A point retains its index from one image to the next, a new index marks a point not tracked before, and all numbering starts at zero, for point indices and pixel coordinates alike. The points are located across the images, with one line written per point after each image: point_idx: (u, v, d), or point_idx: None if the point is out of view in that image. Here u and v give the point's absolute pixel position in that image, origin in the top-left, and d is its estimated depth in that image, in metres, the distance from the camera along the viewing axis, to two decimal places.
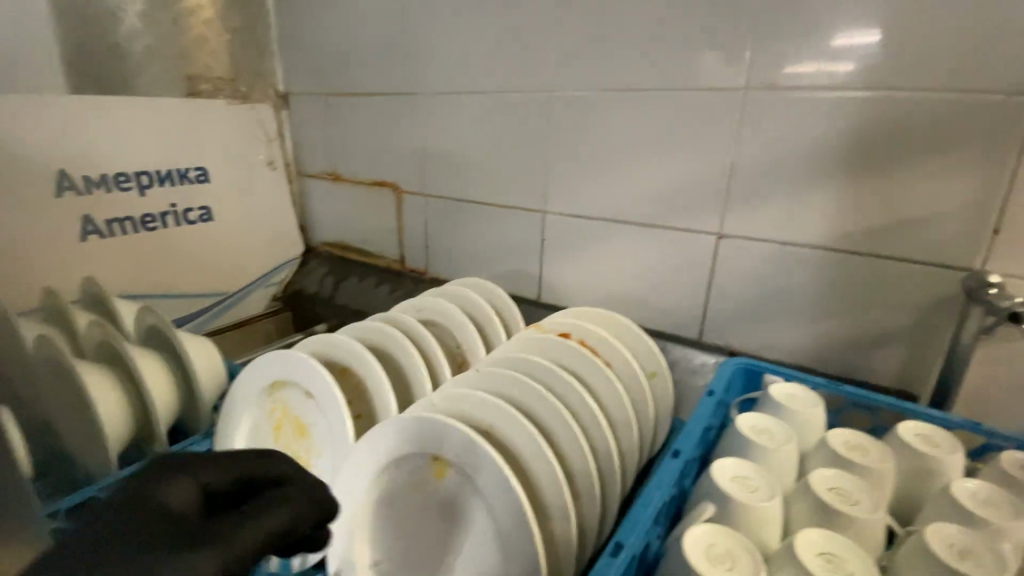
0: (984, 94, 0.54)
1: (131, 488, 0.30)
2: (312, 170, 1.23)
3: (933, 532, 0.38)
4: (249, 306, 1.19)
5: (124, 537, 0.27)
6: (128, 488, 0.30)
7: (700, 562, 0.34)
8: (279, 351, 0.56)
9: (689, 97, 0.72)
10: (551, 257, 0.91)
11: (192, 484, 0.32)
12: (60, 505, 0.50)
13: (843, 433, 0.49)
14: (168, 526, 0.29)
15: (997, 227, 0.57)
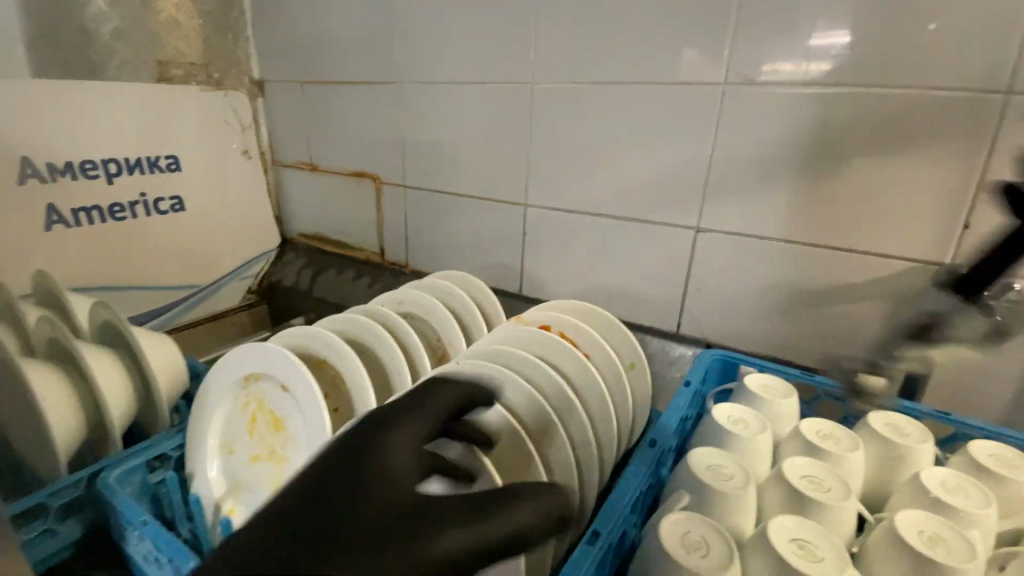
0: (955, 92, 0.56)
1: (355, 445, 0.31)
2: (288, 160, 1.20)
3: (902, 520, 0.39)
4: (224, 298, 1.16)
5: (358, 515, 0.28)
6: (353, 445, 0.31)
7: (676, 550, 0.35)
8: (251, 343, 0.54)
9: (669, 91, 0.72)
10: (531, 250, 0.91)
11: (406, 446, 0.32)
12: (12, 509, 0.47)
13: (815, 423, 0.50)
14: (391, 505, 0.29)
15: (967, 222, 0.58)
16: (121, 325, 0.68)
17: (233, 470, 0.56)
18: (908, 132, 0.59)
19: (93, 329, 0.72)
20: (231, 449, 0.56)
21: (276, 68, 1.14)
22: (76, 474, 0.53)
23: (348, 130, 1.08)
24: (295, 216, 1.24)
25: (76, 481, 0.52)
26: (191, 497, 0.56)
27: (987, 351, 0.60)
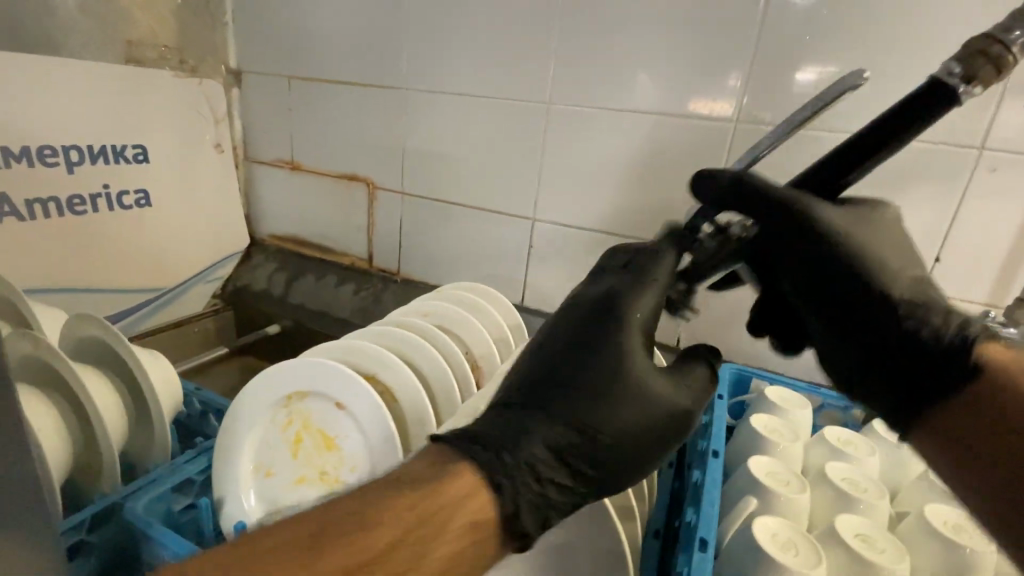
0: (934, 145, 0.66)
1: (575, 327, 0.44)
2: (265, 157, 1.13)
3: (931, 513, 0.45)
4: (186, 303, 1.06)
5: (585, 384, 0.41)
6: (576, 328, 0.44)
7: (774, 552, 0.38)
8: (298, 358, 0.51)
9: (684, 123, 0.78)
10: (537, 264, 0.93)
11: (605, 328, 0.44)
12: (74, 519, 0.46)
13: (834, 430, 0.56)
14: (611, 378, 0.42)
15: (939, 256, 0.69)
16: (117, 342, 0.59)
17: (272, 494, 0.53)
18: (894, 177, 0.69)
19: (72, 345, 0.62)
20: (270, 472, 0.53)
21: (259, 59, 1.07)
22: (76, 516, 0.47)
23: (341, 131, 1.03)
24: (268, 216, 1.17)
25: (79, 523, 0.46)
26: (225, 524, 0.52)
27: None
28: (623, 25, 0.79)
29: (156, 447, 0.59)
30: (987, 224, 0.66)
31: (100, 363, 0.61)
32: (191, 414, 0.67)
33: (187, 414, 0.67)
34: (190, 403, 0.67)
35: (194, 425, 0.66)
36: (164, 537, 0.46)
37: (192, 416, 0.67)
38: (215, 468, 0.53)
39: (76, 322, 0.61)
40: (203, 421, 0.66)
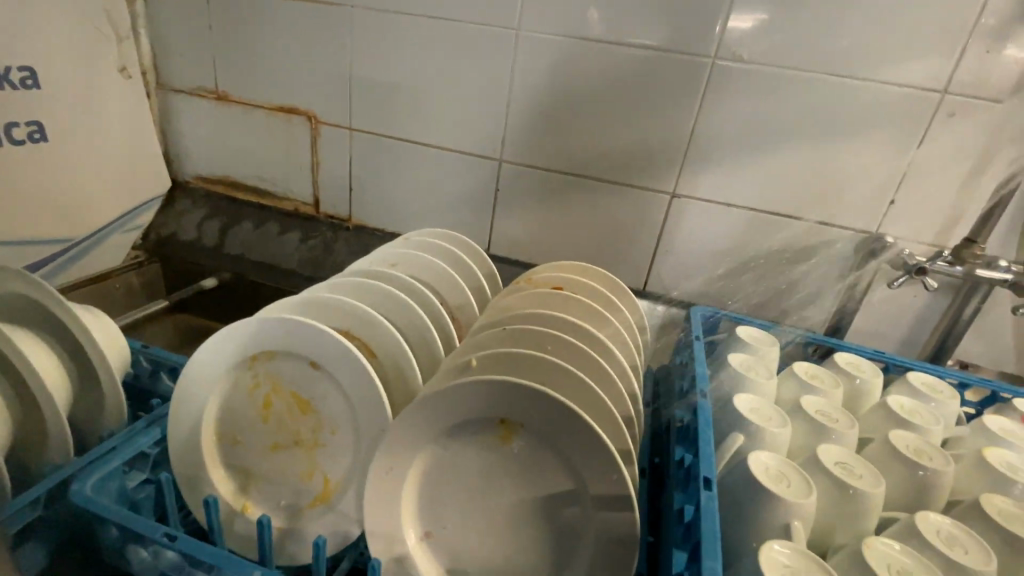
0: (897, 88, 0.69)
1: None
2: (183, 85, 0.98)
3: (896, 438, 0.50)
4: (102, 255, 0.94)
5: None
6: None
7: (770, 484, 0.39)
8: (262, 315, 0.46)
9: (661, 58, 0.75)
10: (502, 208, 0.89)
11: None
12: (35, 494, 0.41)
13: (803, 365, 0.59)
14: None
15: (893, 198, 0.73)
16: (45, 298, 0.51)
17: (242, 461, 0.48)
18: (864, 119, 0.71)
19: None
20: (237, 440, 0.48)
21: None
22: (28, 494, 0.41)
23: (277, 57, 0.91)
24: (191, 155, 1.02)
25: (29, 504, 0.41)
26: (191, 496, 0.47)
27: (893, 301, 0.77)
28: None
29: (109, 411, 0.53)
30: (940, 166, 0.70)
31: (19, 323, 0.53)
32: (139, 374, 0.59)
33: (134, 374, 0.59)
34: (136, 362, 0.60)
35: (144, 386, 0.59)
36: (127, 516, 0.41)
37: (141, 376, 0.59)
38: (169, 441, 0.47)
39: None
40: (154, 381, 0.59)
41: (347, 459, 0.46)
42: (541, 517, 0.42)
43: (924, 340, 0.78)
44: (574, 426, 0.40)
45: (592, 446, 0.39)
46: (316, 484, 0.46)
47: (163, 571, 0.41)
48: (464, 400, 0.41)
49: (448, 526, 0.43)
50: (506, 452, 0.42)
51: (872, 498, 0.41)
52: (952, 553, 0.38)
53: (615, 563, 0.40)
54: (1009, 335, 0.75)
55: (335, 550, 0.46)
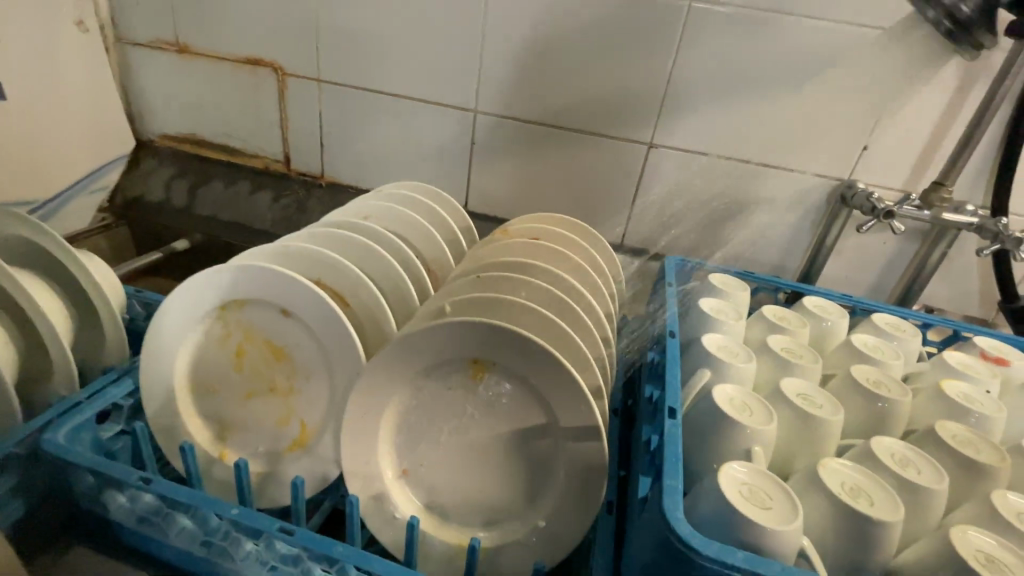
0: (872, 31, 0.68)
1: None
2: (140, 37, 0.93)
3: (857, 373, 0.52)
4: (69, 217, 0.91)
5: None
6: None
7: (731, 412, 0.41)
8: (229, 263, 0.45)
9: (635, 0, 0.73)
10: (479, 162, 0.88)
11: None
12: (44, 418, 0.43)
13: (773, 308, 0.61)
14: None
15: (866, 143, 0.73)
16: (40, 236, 0.50)
17: (217, 410, 0.48)
18: (840, 63, 0.70)
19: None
20: (211, 389, 0.48)
21: None
22: (38, 420, 0.43)
23: (240, 4, 0.86)
24: (155, 111, 0.98)
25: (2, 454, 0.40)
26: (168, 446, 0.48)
27: (864, 247, 0.79)
28: None
29: (112, 349, 0.53)
30: (914, 111, 0.70)
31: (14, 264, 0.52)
32: (135, 319, 0.57)
33: (128, 318, 0.57)
34: (130, 307, 0.58)
35: (140, 329, 0.57)
36: (104, 463, 0.41)
37: (135, 319, 0.57)
38: (143, 390, 0.47)
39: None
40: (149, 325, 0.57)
41: (322, 405, 0.46)
42: (516, 451, 0.43)
43: (892, 286, 0.80)
44: (545, 362, 0.40)
45: (563, 380, 0.40)
46: (293, 429, 0.47)
47: (141, 516, 0.41)
48: (437, 341, 0.42)
49: (425, 463, 0.44)
50: (479, 390, 0.43)
51: (829, 425, 0.43)
52: (906, 474, 0.39)
53: (586, 491, 0.41)
54: (973, 280, 0.77)
55: (315, 491, 0.47)
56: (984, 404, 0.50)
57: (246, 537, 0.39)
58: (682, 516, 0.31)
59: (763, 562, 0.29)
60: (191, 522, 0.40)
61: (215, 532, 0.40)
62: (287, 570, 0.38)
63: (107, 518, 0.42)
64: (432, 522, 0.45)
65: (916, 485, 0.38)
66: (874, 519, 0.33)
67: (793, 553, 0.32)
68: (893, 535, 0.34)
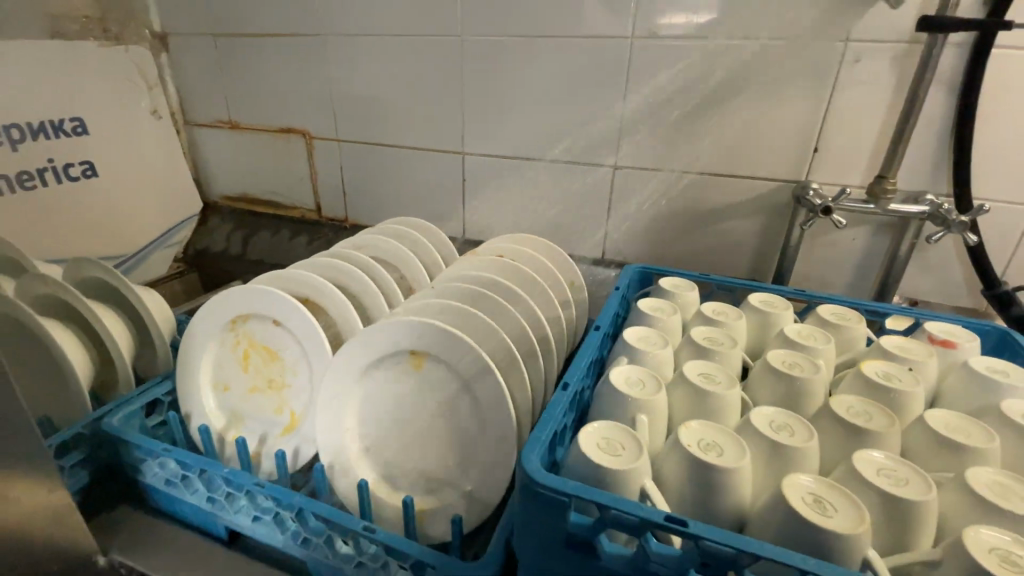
0: (802, 43, 0.73)
1: None
2: (202, 119, 1.16)
3: (773, 357, 0.55)
4: (151, 266, 1.14)
5: None
6: None
7: (621, 385, 0.47)
8: (236, 286, 0.58)
9: (583, 43, 0.83)
10: (471, 196, 1.00)
11: None
12: (108, 407, 0.57)
13: (712, 304, 0.65)
14: None
15: (816, 146, 0.77)
16: (113, 276, 0.68)
17: (230, 403, 0.61)
18: (778, 74, 0.75)
19: (77, 285, 0.71)
20: (226, 386, 0.61)
21: (181, 18, 1.07)
22: (103, 408, 0.57)
23: (272, 85, 1.06)
24: (216, 177, 1.20)
25: (76, 432, 0.54)
26: (193, 432, 0.61)
27: (834, 245, 0.80)
28: None
29: (161, 362, 0.69)
30: (857, 112, 0.73)
31: (103, 299, 0.70)
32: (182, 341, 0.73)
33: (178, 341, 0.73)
34: (180, 333, 0.74)
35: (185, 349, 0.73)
36: (143, 439, 0.54)
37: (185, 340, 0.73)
38: (178, 388, 0.62)
39: (73, 266, 0.70)
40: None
41: (306, 396, 0.58)
42: (447, 427, 0.52)
43: (872, 282, 0.81)
44: (460, 348, 0.49)
45: (474, 360, 0.49)
46: (285, 417, 0.59)
47: (168, 480, 0.54)
48: (380, 336, 0.52)
49: (379, 440, 0.54)
50: (418, 376, 0.53)
51: (720, 398, 0.48)
52: (777, 436, 0.43)
53: (498, 456, 0.49)
54: (956, 270, 0.76)
55: (299, 466, 0.58)
56: (900, 379, 0.52)
57: (238, 494, 0.51)
58: (535, 459, 0.38)
59: (592, 491, 0.36)
60: (199, 483, 0.52)
61: (217, 491, 0.52)
62: (266, 518, 0.50)
63: (144, 482, 0.55)
64: (386, 488, 0.54)
65: (779, 444, 0.42)
66: (716, 467, 0.38)
67: (635, 492, 0.38)
68: (734, 480, 0.38)
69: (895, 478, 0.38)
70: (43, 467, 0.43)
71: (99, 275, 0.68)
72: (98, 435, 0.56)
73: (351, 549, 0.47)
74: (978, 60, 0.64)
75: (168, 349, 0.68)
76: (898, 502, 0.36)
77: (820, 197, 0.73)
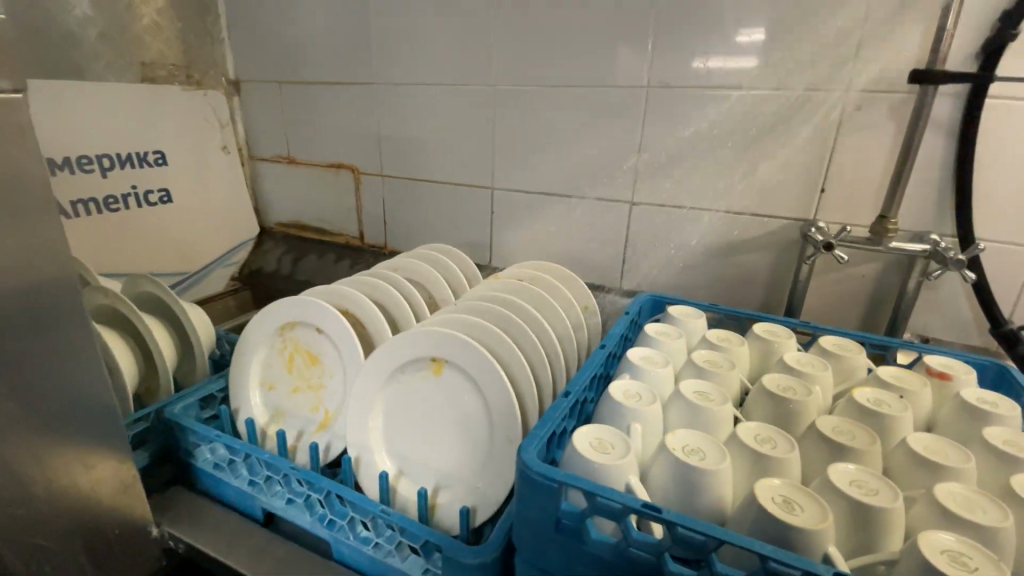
0: (805, 92, 0.78)
1: None
2: (264, 154, 1.30)
3: (769, 380, 0.59)
4: (209, 283, 1.26)
5: None
6: None
7: (619, 396, 0.52)
8: (286, 296, 0.67)
9: (604, 92, 0.91)
10: (499, 227, 1.08)
11: None
12: (170, 399, 0.65)
13: (717, 331, 0.69)
14: None
15: (823, 188, 0.81)
16: (165, 292, 0.78)
17: (274, 400, 0.69)
18: (784, 121, 0.81)
19: (132, 297, 0.81)
20: (271, 385, 0.69)
21: (253, 68, 1.23)
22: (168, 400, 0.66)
23: (326, 125, 1.19)
24: (273, 206, 1.34)
25: (144, 418, 0.63)
26: (239, 425, 0.69)
27: (844, 282, 0.83)
28: (547, 11, 0.91)
29: (199, 371, 0.78)
30: (860, 156, 0.78)
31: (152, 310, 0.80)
32: (222, 354, 0.82)
33: (219, 353, 0.82)
34: (221, 345, 0.82)
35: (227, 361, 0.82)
36: (198, 427, 0.62)
37: (223, 355, 0.81)
38: (231, 385, 0.70)
39: (131, 281, 0.80)
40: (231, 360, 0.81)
41: (339, 396, 0.65)
42: (462, 429, 0.57)
43: (882, 318, 0.83)
44: (476, 355, 0.56)
45: (488, 367, 0.55)
46: (320, 414, 0.66)
47: (217, 464, 0.61)
48: (406, 343, 0.59)
49: (401, 438, 0.60)
50: (437, 381, 0.59)
51: (712, 412, 0.52)
52: (759, 447, 0.46)
53: (505, 456, 0.54)
54: (967, 309, 0.77)
55: (329, 460, 0.64)
56: (890, 405, 0.54)
57: (276, 479, 0.57)
58: (532, 451, 0.43)
59: (580, 479, 0.41)
60: (243, 467, 0.60)
61: (258, 475, 0.58)
62: (298, 501, 0.56)
63: (195, 466, 0.63)
64: (404, 482, 0.60)
65: (760, 454, 0.45)
66: (697, 468, 0.42)
67: (621, 486, 0.42)
68: (712, 481, 0.42)
69: (865, 488, 0.41)
70: (117, 439, 0.51)
71: (152, 291, 0.78)
72: (160, 423, 0.64)
73: (370, 531, 0.52)
74: (972, 110, 0.68)
75: (207, 361, 0.77)
76: (865, 508, 0.39)
77: (823, 234, 0.77)
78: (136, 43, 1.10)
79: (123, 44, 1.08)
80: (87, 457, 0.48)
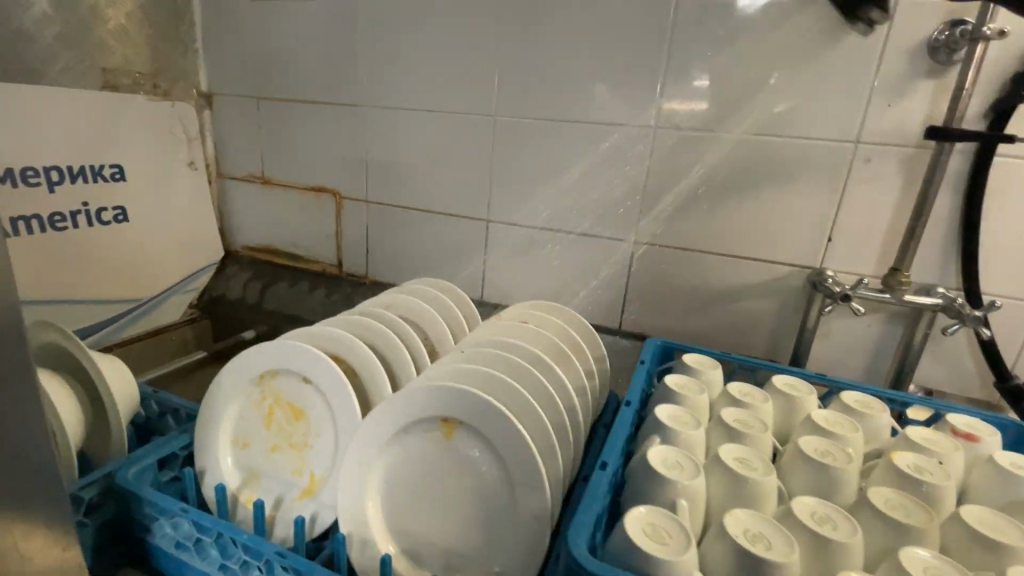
0: (814, 141, 0.78)
1: None
2: (234, 173, 1.21)
3: (805, 443, 0.55)
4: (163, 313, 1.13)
5: None
6: None
7: (660, 467, 0.47)
8: (269, 341, 0.58)
9: (611, 128, 0.88)
10: (492, 261, 1.02)
11: None
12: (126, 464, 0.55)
13: (739, 385, 0.65)
14: None
15: (830, 237, 0.80)
16: (64, 340, 0.65)
17: (248, 461, 0.59)
18: (793, 168, 0.80)
19: (35, 354, 0.69)
20: (246, 443, 0.60)
21: (229, 82, 1.15)
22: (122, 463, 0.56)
23: (308, 146, 1.11)
24: (241, 229, 1.23)
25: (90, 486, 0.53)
26: (206, 491, 0.59)
27: (850, 331, 0.82)
28: (554, 44, 0.88)
29: (115, 447, 0.66)
30: (867, 207, 0.78)
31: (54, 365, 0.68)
32: (149, 415, 0.73)
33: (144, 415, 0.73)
34: (148, 405, 0.73)
35: (153, 425, 0.73)
36: (158, 496, 0.52)
37: (151, 416, 0.72)
38: (195, 442, 0.60)
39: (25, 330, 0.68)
40: (161, 421, 0.72)
41: (328, 459, 0.57)
42: (478, 502, 0.51)
43: (886, 369, 0.82)
44: (497, 421, 0.49)
45: (508, 430, 0.49)
46: (304, 479, 0.57)
47: (180, 542, 0.51)
48: (413, 402, 0.51)
49: (404, 509, 0.52)
50: (447, 445, 0.52)
51: (759, 486, 0.47)
52: (821, 529, 0.42)
53: (532, 538, 0.48)
54: (969, 362, 0.77)
55: (315, 534, 0.56)
56: (932, 473, 0.52)
57: (253, 563, 0.48)
58: (582, 543, 0.38)
59: None
60: (213, 547, 0.50)
61: (231, 557, 0.49)
62: None
63: (152, 543, 0.53)
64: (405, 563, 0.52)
65: (825, 539, 0.41)
66: (768, 561, 0.37)
67: None
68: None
69: None
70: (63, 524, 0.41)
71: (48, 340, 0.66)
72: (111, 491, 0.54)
73: None
74: (982, 168, 0.69)
75: (125, 434, 0.66)
76: None
77: (837, 283, 0.77)
78: (98, 46, 0.99)
79: (83, 47, 0.97)
80: (33, 548, 0.39)
